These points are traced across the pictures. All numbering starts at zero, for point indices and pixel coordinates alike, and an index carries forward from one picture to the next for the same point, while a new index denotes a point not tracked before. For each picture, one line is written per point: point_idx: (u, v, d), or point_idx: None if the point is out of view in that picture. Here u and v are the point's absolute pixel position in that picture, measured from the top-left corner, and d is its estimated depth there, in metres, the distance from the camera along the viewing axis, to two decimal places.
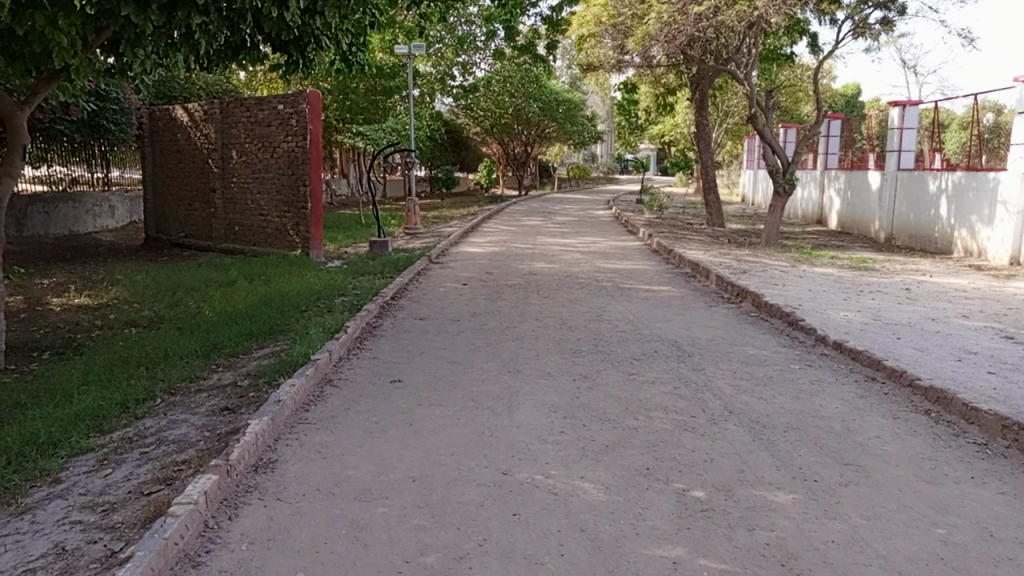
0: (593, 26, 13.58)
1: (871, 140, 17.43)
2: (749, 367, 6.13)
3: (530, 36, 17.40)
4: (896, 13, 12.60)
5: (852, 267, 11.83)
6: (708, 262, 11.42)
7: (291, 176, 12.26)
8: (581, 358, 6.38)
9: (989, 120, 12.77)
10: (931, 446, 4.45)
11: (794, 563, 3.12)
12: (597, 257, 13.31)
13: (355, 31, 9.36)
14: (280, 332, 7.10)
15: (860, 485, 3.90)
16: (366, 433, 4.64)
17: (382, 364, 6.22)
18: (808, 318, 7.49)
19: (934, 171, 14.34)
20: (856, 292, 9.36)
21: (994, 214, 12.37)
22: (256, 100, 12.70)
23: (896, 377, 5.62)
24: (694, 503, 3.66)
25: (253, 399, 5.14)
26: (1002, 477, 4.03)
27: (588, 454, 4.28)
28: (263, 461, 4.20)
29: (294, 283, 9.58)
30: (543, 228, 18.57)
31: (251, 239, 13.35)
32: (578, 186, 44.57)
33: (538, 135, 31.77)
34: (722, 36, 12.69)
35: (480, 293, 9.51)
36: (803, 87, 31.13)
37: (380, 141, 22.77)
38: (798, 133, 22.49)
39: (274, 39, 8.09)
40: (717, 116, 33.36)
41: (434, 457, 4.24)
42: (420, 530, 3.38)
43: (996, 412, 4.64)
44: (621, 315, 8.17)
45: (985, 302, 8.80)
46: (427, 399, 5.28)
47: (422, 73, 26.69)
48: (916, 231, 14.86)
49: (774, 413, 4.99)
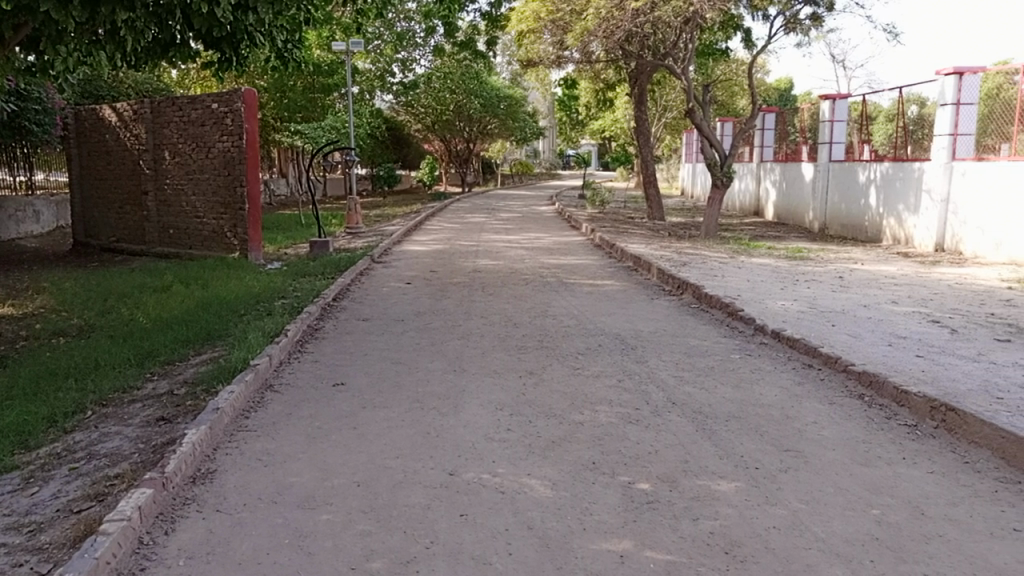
0: (532, 22, 13.62)
1: (804, 132, 17.95)
2: (691, 358, 6.22)
3: (470, 33, 17.36)
4: (824, 9, 12.95)
5: (789, 257, 12.12)
6: (649, 255, 11.57)
7: (227, 176, 11.98)
8: (527, 355, 6.38)
9: (913, 113, 13.25)
10: (865, 429, 4.59)
11: (737, 551, 3.17)
12: (541, 252, 13.35)
13: (290, 27, 9.18)
14: (217, 337, 6.92)
15: (799, 470, 3.99)
16: (308, 439, 4.55)
17: (324, 368, 6.10)
18: (747, 308, 7.65)
19: (863, 162, 14.83)
20: (792, 281, 9.60)
21: (919, 203, 12.86)
22: (189, 99, 12.34)
23: (831, 363, 5.78)
24: (639, 496, 3.69)
25: (191, 407, 4.99)
26: (931, 456, 4.18)
27: (535, 450, 4.28)
28: (201, 472, 4.08)
29: (231, 286, 9.33)
30: (486, 225, 18.57)
31: (186, 242, 12.98)
32: (520, 181, 44.76)
33: (480, 132, 31.76)
34: (658, 31, 12.89)
35: (423, 292, 9.43)
36: (738, 82, 31.86)
37: (320, 140, 22.45)
38: (734, 126, 23.04)
39: (205, 35, 7.87)
40: (656, 110, 33.95)
41: (380, 460, 4.18)
42: (365, 536, 3.33)
43: (924, 394, 4.82)
44: (565, 310, 8.22)
45: (913, 288, 9.13)
46: (371, 402, 5.20)
47: (360, 70, 26.28)
48: (848, 220, 15.36)
49: (716, 403, 5.07)
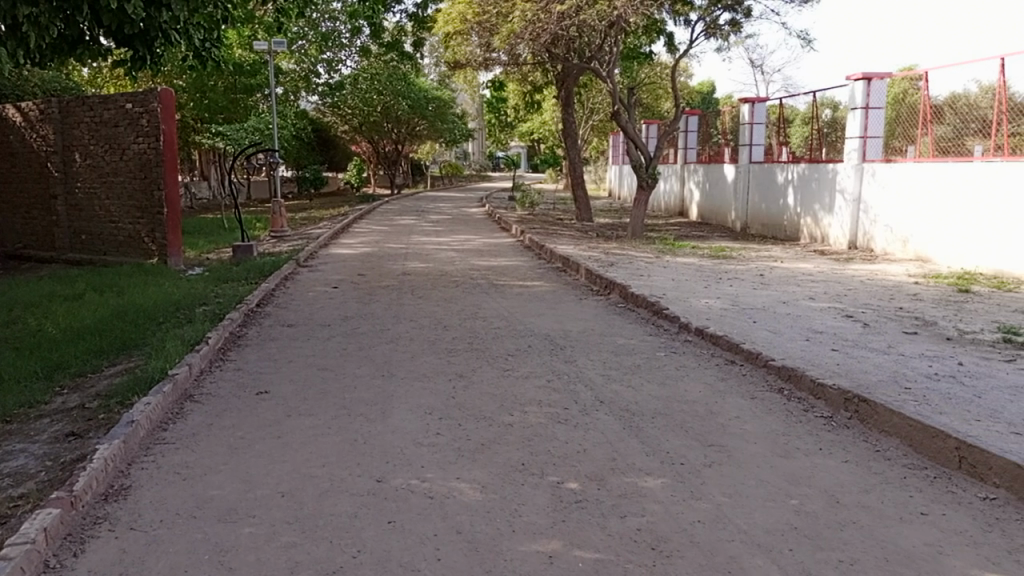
0: (459, 24, 13.60)
1: (725, 134, 18.49)
2: (618, 357, 6.30)
3: (396, 34, 17.20)
4: (742, 15, 13.36)
5: (712, 256, 12.45)
6: (577, 256, 11.70)
7: (143, 179, 11.53)
8: (457, 357, 6.34)
9: (827, 116, 13.77)
10: (785, 422, 4.74)
11: (663, 546, 3.23)
12: (471, 254, 13.33)
13: (207, 25, 8.88)
14: (133, 347, 6.64)
15: (722, 465, 4.09)
16: (230, 450, 4.40)
17: (247, 376, 5.92)
18: (672, 307, 7.80)
19: (781, 164, 15.37)
20: (715, 279, 9.86)
21: (833, 202, 13.40)
22: (100, 99, 11.82)
23: (752, 358, 5.95)
24: (568, 495, 3.72)
25: (103, 421, 4.76)
26: (846, 446, 4.34)
27: (464, 454, 4.26)
28: (115, 488, 3.90)
29: (149, 293, 8.97)
30: (416, 227, 18.44)
31: (101, 248, 12.43)
32: (451, 183, 44.67)
33: (409, 133, 31.56)
34: (584, 35, 13.04)
35: (351, 296, 9.29)
36: (662, 85, 32.61)
37: (242, 141, 21.89)
38: (658, 129, 23.54)
39: (115, 32, 7.54)
40: (583, 113, 34.43)
41: (305, 469, 4.08)
42: (289, 548, 3.24)
43: (838, 386, 5.00)
44: (494, 312, 8.22)
45: (829, 284, 9.50)
46: (296, 410, 5.08)
47: (284, 70, 25.73)
48: (768, 219, 15.89)
49: (643, 401, 5.16)
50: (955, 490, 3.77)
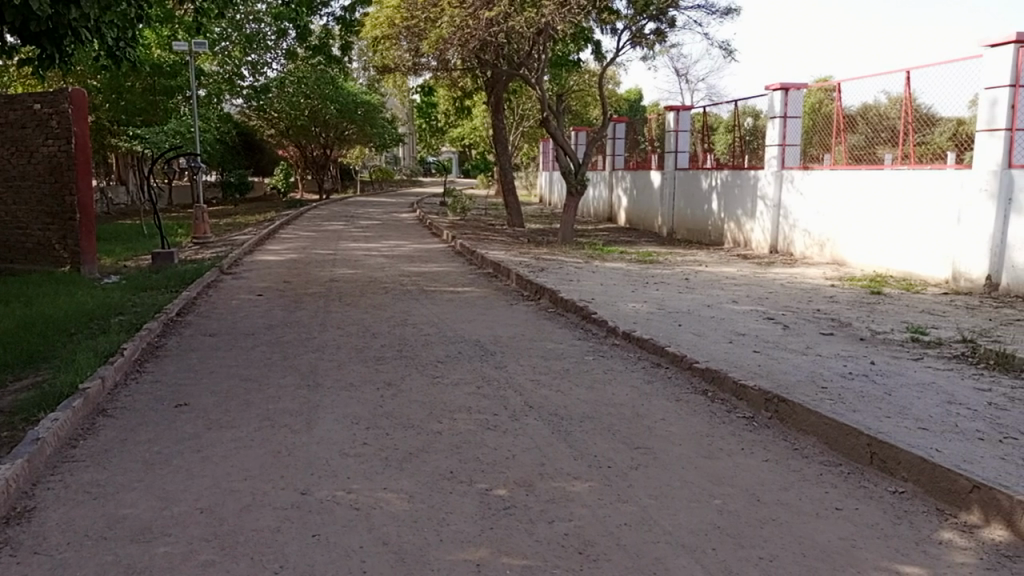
0: (387, 28, 13.48)
1: (652, 141, 18.88)
2: (547, 362, 6.33)
3: (323, 36, 16.91)
4: (667, 25, 13.66)
5: (640, 260, 12.67)
6: (508, 262, 11.71)
7: (54, 183, 11.00)
8: (385, 365, 6.25)
9: (748, 124, 14.23)
10: (708, 423, 4.85)
11: (590, 550, 3.25)
12: (401, 260, 13.21)
13: (121, 24, 8.53)
14: (41, 360, 6.30)
15: (648, 466, 4.14)
16: (145, 466, 4.22)
17: (165, 388, 5.69)
18: (600, 311, 7.89)
19: (706, 170, 15.80)
20: (643, 283, 10.03)
21: (755, 208, 13.84)
22: (5, 99, 11.23)
23: (678, 361, 6.06)
24: (496, 502, 3.70)
25: (6, 439, 4.50)
26: (766, 446, 4.47)
27: (391, 463, 4.19)
28: (16, 511, 3.68)
29: (60, 303, 8.54)
30: (344, 233, 18.14)
31: (7, 255, 11.77)
32: (381, 188, 44.22)
33: (338, 138, 31.10)
34: (512, 41, 13.09)
35: (276, 304, 9.06)
36: (590, 93, 33.12)
37: (161, 145, 21.15)
38: (587, 135, 23.88)
39: (20, 30, 7.19)
40: (514, 119, 34.65)
41: (225, 483, 3.95)
42: (207, 566, 3.12)
43: (759, 387, 5.15)
44: (423, 318, 8.15)
45: (751, 287, 9.79)
46: (217, 422, 4.91)
47: (206, 72, 25.01)
48: (693, 224, 16.29)
49: (571, 405, 5.19)
50: (867, 484, 3.92)
